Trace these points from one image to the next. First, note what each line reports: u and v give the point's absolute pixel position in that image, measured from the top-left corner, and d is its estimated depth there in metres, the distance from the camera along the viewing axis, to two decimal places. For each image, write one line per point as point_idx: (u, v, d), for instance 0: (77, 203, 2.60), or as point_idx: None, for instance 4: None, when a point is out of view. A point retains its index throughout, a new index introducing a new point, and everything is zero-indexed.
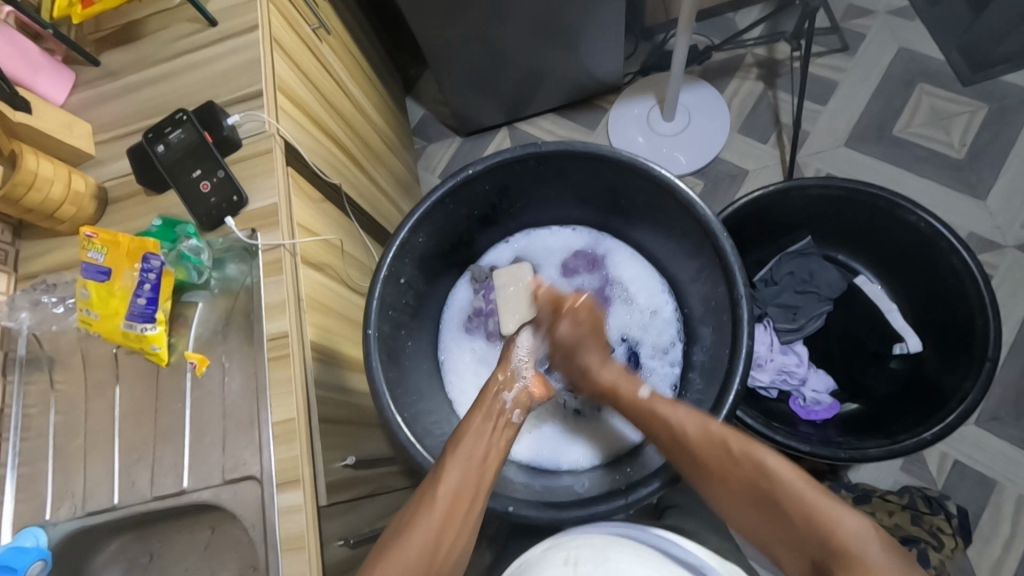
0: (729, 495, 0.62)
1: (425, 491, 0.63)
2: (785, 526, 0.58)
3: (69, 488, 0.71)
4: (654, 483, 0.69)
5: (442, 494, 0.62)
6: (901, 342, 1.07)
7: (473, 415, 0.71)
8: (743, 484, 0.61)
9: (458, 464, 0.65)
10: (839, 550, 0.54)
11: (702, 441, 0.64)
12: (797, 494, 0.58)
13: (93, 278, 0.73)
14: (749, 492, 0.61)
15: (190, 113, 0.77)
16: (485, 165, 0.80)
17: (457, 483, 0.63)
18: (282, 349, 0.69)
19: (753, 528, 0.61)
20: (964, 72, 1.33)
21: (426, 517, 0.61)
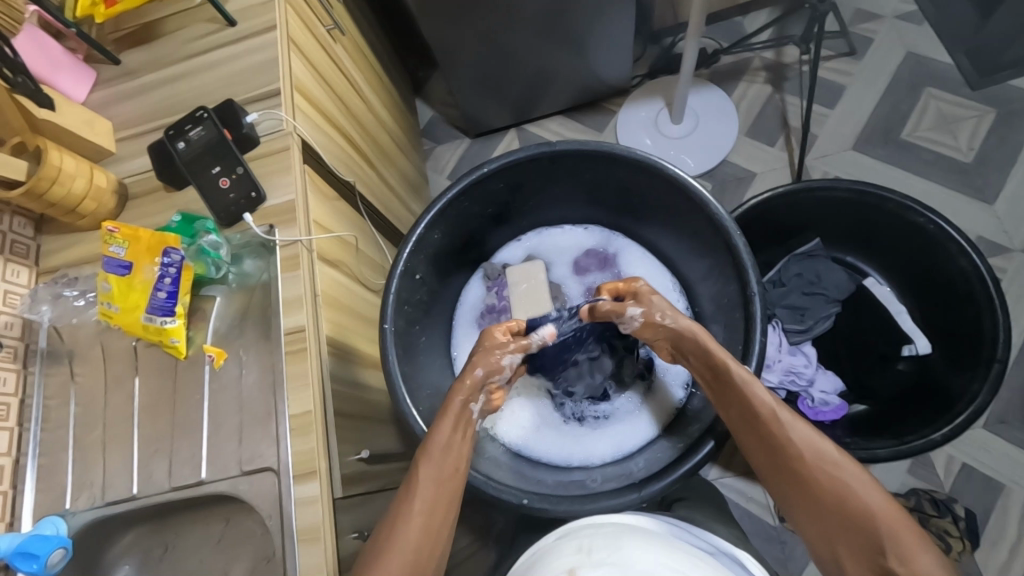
0: (804, 493, 0.63)
1: (398, 510, 0.64)
2: (859, 534, 0.59)
3: (88, 479, 0.73)
4: (711, 442, 0.71)
5: (415, 512, 0.63)
6: (910, 343, 1.08)
7: (441, 422, 0.69)
8: (825, 487, 0.61)
9: (429, 471, 0.66)
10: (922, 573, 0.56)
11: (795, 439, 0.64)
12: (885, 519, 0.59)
13: (114, 272, 0.75)
14: (834, 502, 0.61)
15: (209, 111, 0.79)
16: (499, 164, 0.81)
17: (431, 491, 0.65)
18: (299, 343, 0.71)
19: (817, 530, 0.62)
20: (971, 77, 1.34)
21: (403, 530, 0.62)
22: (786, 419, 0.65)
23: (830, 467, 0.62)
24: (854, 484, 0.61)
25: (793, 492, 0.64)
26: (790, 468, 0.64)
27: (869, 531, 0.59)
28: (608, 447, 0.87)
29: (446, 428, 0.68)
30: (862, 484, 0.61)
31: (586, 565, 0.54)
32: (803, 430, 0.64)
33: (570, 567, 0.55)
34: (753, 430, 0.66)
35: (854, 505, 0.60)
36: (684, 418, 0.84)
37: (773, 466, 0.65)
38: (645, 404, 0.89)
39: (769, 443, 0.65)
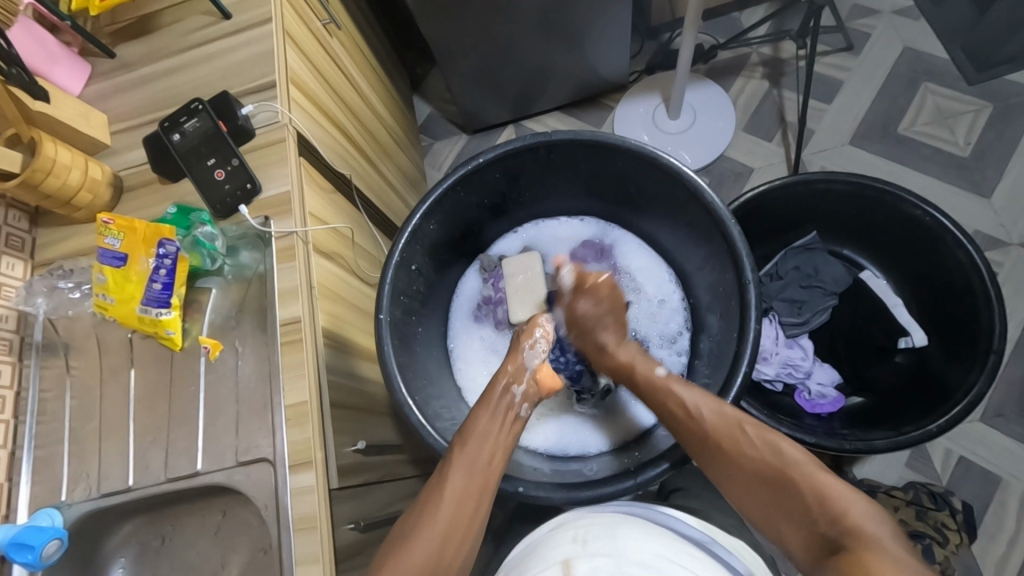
0: (730, 467, 0.62)
1: (426, 503, 0.61)
2: (782, 498, 0.57)
3: (84, 470, 0.73)
4: (663, 463, 0.70)
5: (445, 500, 0.61)
6: (906, 336, 1.08)
7: (480, 413, 0.70)
8: (751, 460, 0.60)
9: (462, 467, 0.64)
10: (850, 530, 0.51)
11: (717, 421, 0.64)
12: (819, 487, 0.55)
13: (109, 264, 0.74)
14: (766, 480, 0.58)
15: (205, 103, 0.79)
16: (495, 154, 0.81)
17: (461, 487, 0.62)
18: (294, 334, 0.70)
19: (753, 505, 0.59)
20: (968, 71, 1.34)
21: (427, 526, 0.59)
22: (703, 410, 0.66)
23: (751, 438, 0.61)
24: (773, 448, 0.60)
25: (722, 471, 0.62)
26: (713, 449, 0.63)
27: (795, 492, 0.56)
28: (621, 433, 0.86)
29: (482, 418, 0.69)
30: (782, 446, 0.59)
31: (583, 556, 0.54)
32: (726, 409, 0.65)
33: (566, 558, 0.54)
34: (679, 426, 0.67)
35: (776, 470, 0.58)
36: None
37: (701, 454, 0.64)
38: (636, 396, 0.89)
39: (694, 432, 0.65)
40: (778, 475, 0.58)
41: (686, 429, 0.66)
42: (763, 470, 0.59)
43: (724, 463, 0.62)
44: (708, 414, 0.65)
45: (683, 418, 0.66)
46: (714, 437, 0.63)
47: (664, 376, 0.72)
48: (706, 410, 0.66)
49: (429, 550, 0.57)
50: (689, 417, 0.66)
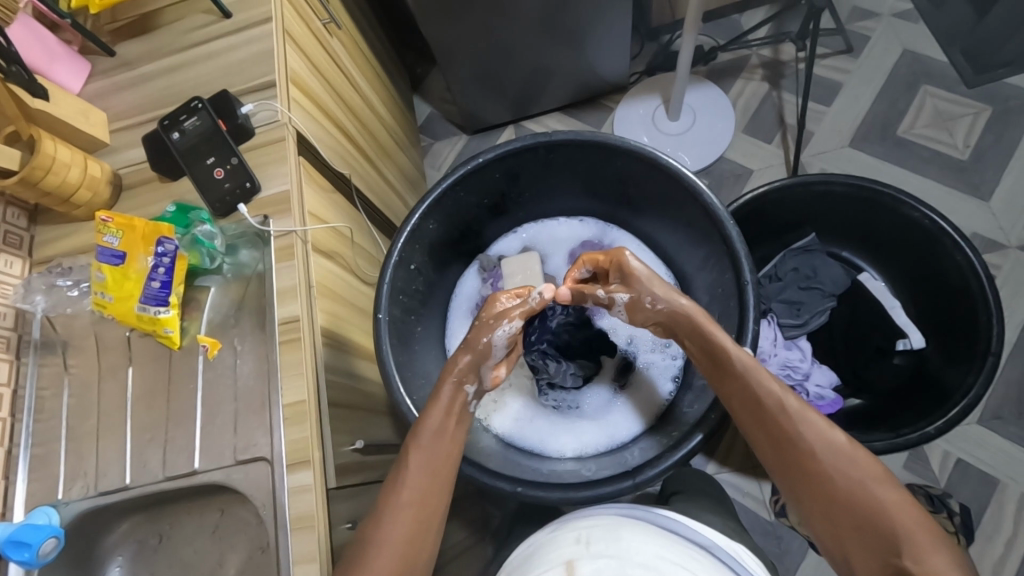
0: (812, 480, 0.62)
1: (387, 500, 0.64)
2: (870, 523, 0.58)
3: (81, 469, 0.73)
4: (700, 433, 0.71)
5: (405, 501, 0.63)
6: (905, 338, 1.06)
7: (430, 413, 0.68)
8: (834, 478, 0.61)
9: (422, 455, 0.66)
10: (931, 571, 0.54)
11: (808, 430, 0.63)
12: (902, 525, 0.57)
13: (108, 262, 0.74)
14: (848, 502, 0.60)
15: (205, 101, 0.79)
16: (495, 154, 0.81)
17: (421, 472, 0.65)
18: (293, 333, 0.70)
19: (824, 520, 0.61)
20: (967, 73, 1.35)
21: (396, 515, 0.63)
22: (797, 414, 0.64)
23: (846, 458, 0.61)
24: (863, 472, 0.61)
25: (802, 479, 0.63)
26: (798, 456, 0.63)
27: (881, 524, 0.58)
28: (584, 440, 0.87)
29: (435, 417, 0.68)
30: (873, 471, 0.61)
31: (585, 558, 0.54)
32: (818, 417, 0.64)
33: (568, 559, 0.55)
34: (763, 422, 0.65)
35: (865, 498, 0.59)
36: (674, 414, 0.84)
37: (783, 457, 0.64)
38: (631, 394, 0.89)
39: (781, 434, 0.64)
40: (867, 502, 0.59)
41: (771, 425, 0.65)
42: (853, 494, 0.60)
43: (808, 474, 0.62)
44: (799, 419, 0.64)
45: (771, 416, 0.65)
46: (804, 446, 0.63)
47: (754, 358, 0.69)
48: (795, 411, 0.64)
49: (400, 548, 0.61)
50: (778, 416, 0.65)
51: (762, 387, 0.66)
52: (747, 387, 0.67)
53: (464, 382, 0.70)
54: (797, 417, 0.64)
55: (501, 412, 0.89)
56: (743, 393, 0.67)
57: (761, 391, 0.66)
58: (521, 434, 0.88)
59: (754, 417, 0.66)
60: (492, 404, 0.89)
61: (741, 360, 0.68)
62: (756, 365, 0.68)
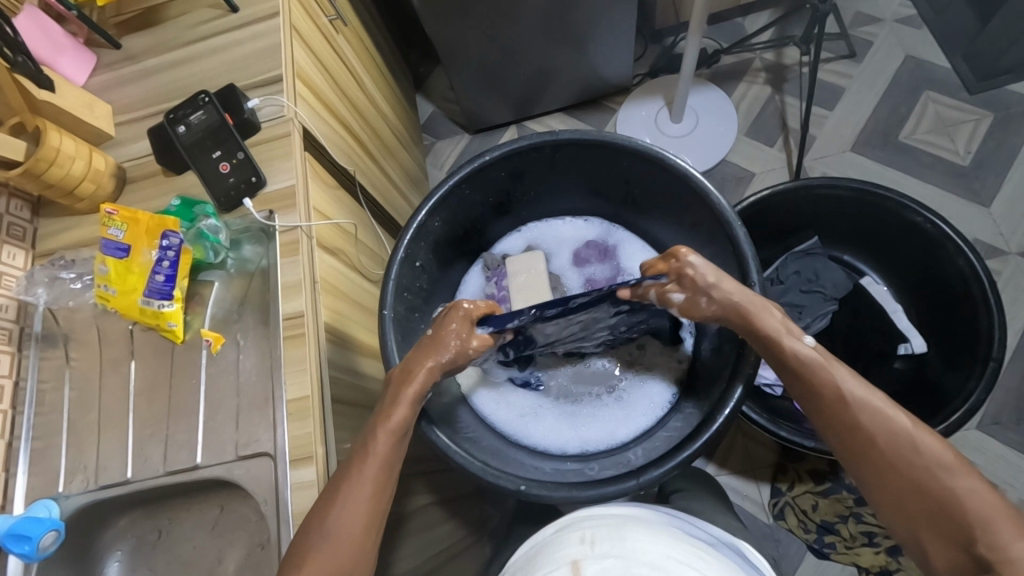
0: (877, 470, 0.59)
1: (337, 496, 0.60)
2: (946, 513, 0.55)
3: (82, 462, 0.72)
4: (717, 423, 0.71)
5: (361, 501, 0.60)
6: (906, 342, 1.08)
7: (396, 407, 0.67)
8: (903, 468, 0.58)
9: (387, 446, 0.64)
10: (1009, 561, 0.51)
11: (872, 420, 0.60)
12: (979, 514, 0.54)
13: (112, 255, 0.74)
14: (920, 492, 0.57)
15: (211, 96, 0.79)
16: (501, 152, 0.81)
17: (384, 458, 0.63)
18: (297, 328, 0.70)
19: (895, 511, 0.58)
20: (969, 80, 1.35)
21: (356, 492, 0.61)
22: (857, 402, 0.61)
23: (912, 444, 0.58)
24: (932, 457, 0.57)
25: (865, 470, 0.60)
26: (862, 448, 0.60)
27: (956, 514, 0.55)
28: (578, 435, 0.87)
29: (404, 409, 0.66)
30: (942, 455, 0.57)
31: (591, 558, 0.54)
32: (883, 403, 0.61)
33: (574, 560, 0.55)
34: (824, 412, 0.63)
35: (934, 484, 0.56)
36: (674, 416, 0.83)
37: (847, 450, 0.61)
38: (634, 390, 0.89)
39: (843, 425, 0.61)
40: (937, 490, 0.56)
41: (831, 416, 0.62)
42: (924, 483, 0.57)
43: (875, 463, 0.59)
44: (860, 406, 0.61)
45: (832, 406, 0.62)
46: (869, 436, 0.60)
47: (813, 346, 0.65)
48: (860, 398, 0.61)
49: (357, 533, 0.59)
50: (838, 405, 0.62)
51: (819, 373, 0.63)
52: (805, 378, 0.64)
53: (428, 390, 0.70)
54: (858, 406, 0.61)
55: (497, 402, 0.89)
56: (801, 381, 0.64)
57: (819, 380, 0.63)
58: (516, 426, 0.88)
59: (817, 408, 0.63)
60: (490, 393, 0.90)
61: (797, 352, 0.65)
62: (812, 352, 0.65)
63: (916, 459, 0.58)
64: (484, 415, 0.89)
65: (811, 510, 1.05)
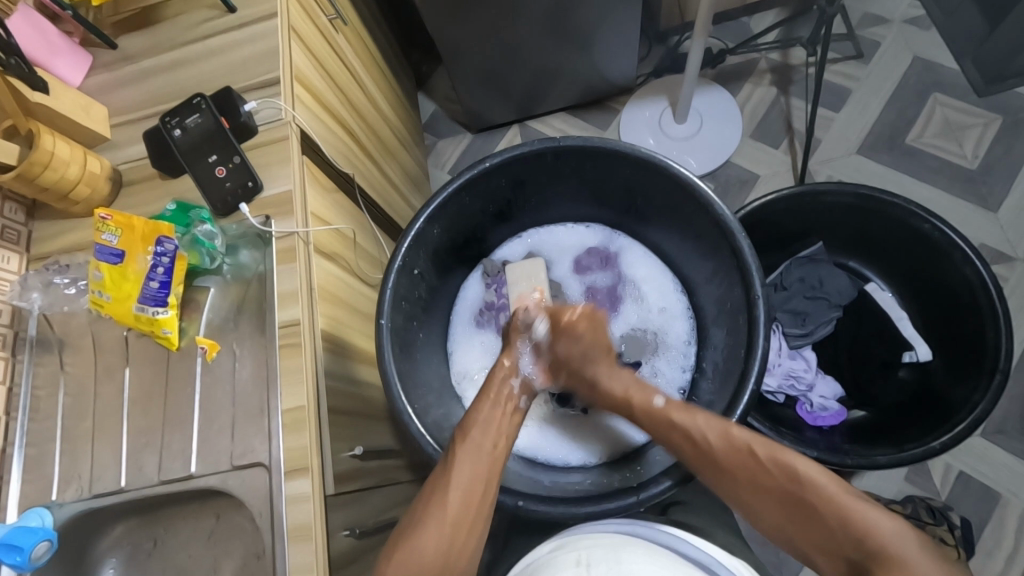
0: (744, 493, 0.65)
1: (432, 496, 0.64)
2: (809, 517, 0.61)
3: (75, 470, 0.71)
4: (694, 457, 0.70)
5: (451, 494, 0.63)
6: (911, 350, 1.06)
7: (482, 405, 0.72)
8: (767, 483, 0.63)
9: (468, 458, 0.66)
10: (875, 548, 0.56)
11: (726, 448, 0.66)
12: (848, 515, 0.58)
13: (106, 260, 0.73)
14: (785, 508, 0.62)
15: (207, 98, 0.77)
16: (501, 159, 0.80)
17: (471, 475, 0.65)
18: (293, 337, 0.69)
19: (772, 524, 0.63)
20: (978, 83, 1.33)
21: (436, 518, 0.62)
22: (713, 437, 0.66)
23: (770, 459, 0.64)
24: (787, 469, 0.63)
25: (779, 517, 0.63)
26: (726, 478, 0.66)
27: (820, 518, 0.60)
28: (584, 446, 0.86)
29: (487, 410, 0.71)
30: (794, 466, 0.63)
31: None
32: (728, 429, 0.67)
33: None
34: (685, 457, 0.68)
35: (792, 487, 0.62)
36: None
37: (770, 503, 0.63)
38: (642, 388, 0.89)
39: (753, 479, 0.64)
40: (800, 500, 0.61)
41: (694, 460, 0.68)
42: (786, 490, 0.62)
43: (736, 486, 0.65)
44: (766, 461, 0.64)
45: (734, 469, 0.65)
46: (730, 467, 0.65)
47: (663, 406, 0.72)
48: (714, 437, 0.66)
49: (446, 532, 0.61)
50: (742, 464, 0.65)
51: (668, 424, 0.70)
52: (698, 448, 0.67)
53: (509, 379, 0.75)
54: (710, 445, 0.66)
55: None
56: (662, 437, 0.70)
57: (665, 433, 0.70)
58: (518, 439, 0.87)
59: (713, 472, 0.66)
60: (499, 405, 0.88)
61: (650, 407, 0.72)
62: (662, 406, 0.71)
63: (775, 479, 0.63)
64: None
65: None
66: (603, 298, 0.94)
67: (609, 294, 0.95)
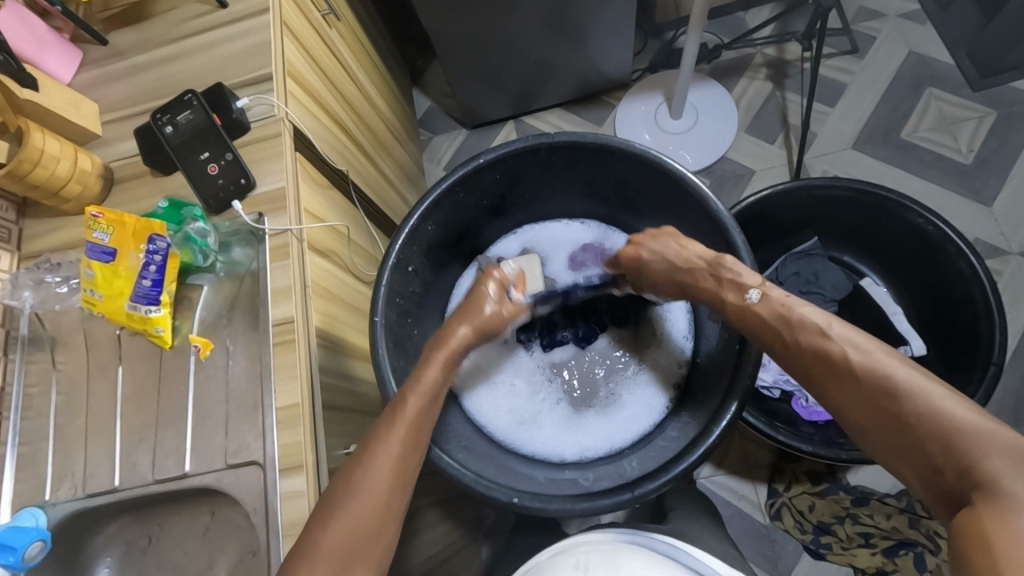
0: (837, 394, 0.60)
1: (379, 441, 0.63)
2: (904, 433, 0.55)
3: (69, 469, 0.71)
4: (731, 411, 0.71)
5: (396, 440, 0.63)
6: (905, 345, 1.06)
7: (437, 357, 0.70)
8: (864, 386, 0.58)
9: (419, 405, 0.66)
10: (981, 479, 0.51)
11: (816, 348, 0.62)
12: (963, 449, 0.52)
13: (98, 258, 0.73)
14: (876, 424, 0.57)
15: (198, 95, 0.77)
16: (495, 155, 0.79)
17: (414, 417, 0.65)
18: (287, 334, 0.69)
19: (860, 434, 0.59)
20: (973, 77, 1.33)
21: (384, 457, 0.62)
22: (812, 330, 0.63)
23: (863, 364, 0.58)
24: (889, 376, 0.57)
25: (877, 435, 0.57)
26: (820, 381, 0.62)
27: (916, 430, 0.54)
28: (581, 441, 0.86)
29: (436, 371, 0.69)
30: (900, 374, 0.57)
31: None
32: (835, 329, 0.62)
33: None
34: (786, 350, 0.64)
35: (886, 394, 0.56)
36: (658, 435, 0.82)
37: (870, 420, 0.57)
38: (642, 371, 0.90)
39: (848, 391, 0.59)
40: (891, 408, 0.56)
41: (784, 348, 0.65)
42: (876, 395, 0.57)
43: (826, 385, 0.61)
44: (863, 369, 0.58)
45: (838, 368, 0.59)
46: (823, 367, 0.61)
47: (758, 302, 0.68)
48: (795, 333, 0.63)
49: (383, 483, 0.61)
50: (845, 366, 0.59)
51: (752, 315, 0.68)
52: (789, 344, 0.64)
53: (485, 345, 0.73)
54: (800, 340, 0.63)
55: (491, 403, 0.89)
56: (748, 326, 0.68)
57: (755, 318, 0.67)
58: (514, 434, 0.87)
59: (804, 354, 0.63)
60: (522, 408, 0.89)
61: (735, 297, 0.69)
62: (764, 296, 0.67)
63: (872, 389, 0.57)
64: (479, 425, 0.87)
65: (808, 511, 1.06)
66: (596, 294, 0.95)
67: None
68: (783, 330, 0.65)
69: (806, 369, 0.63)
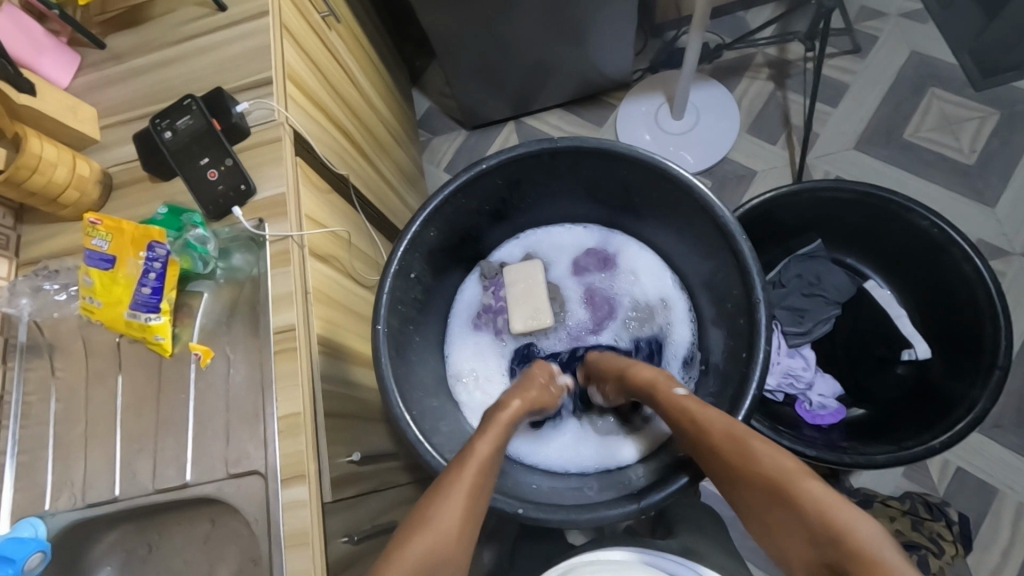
0: (732, 478, 0.62)
1: (452, 472, 0.63)
2: (787, 512, 0.56)
3: (68, 478, 0.70)
4: None
5: (471, 464, 0.64)
6: (910, 348, 1.05)
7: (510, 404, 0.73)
8: (756, 468, 0.60)
9: (489, 442, 0.67)
10: (852, 552, 0.51)
11: (718, 432, 0.65)
12: (836, 516, 0.53)
13: (96, 266, 0.72)
14: (767, 506, 0.59)
15: (197, 99, 0.76)
16: (498, 160, 0.79)
17: (485, 453, 0.66)
18: (288, 342, 0.68)
19: (756, 519, 0.60)
20: (975, 77, 1.33)
21: (458, 484, 0.61)
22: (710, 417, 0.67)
23: (750, 447, 0.62)
24: (777, 461, 0.60)
25: (782, 524, 0.57)
26: (718, 467, 0.64)
27: (795, 504, 0.56)
28: (584, 453, 0.86)
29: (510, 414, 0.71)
30: (786, 461, 0.59)
31: None
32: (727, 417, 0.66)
33: None
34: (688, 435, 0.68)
35: (774, 472, 0.59)
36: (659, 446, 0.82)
37: (753, 493, 0.60)
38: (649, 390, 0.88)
39: (741, 474, 0.61)
40: (776, 487, 0.58)
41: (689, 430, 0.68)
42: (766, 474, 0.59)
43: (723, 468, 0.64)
44: (754, 447, 0.62)
45: (729, 455, 0.63)
46: (717, 451, 0.64)
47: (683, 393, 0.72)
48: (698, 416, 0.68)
49: (459, 505, 0.59)
50: (731, 454, 0.63)
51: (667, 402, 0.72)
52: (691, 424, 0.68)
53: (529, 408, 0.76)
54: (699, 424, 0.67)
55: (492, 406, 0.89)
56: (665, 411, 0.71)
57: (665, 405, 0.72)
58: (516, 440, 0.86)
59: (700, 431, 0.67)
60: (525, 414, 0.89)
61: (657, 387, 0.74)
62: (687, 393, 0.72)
63: (766, 465, 0.60)
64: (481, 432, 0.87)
65: None
66: (600, 301, 0.94)
67: (606, 298, 0.94)
68: (690, 408, 0.69)
69: (707, 454, 0.65)
